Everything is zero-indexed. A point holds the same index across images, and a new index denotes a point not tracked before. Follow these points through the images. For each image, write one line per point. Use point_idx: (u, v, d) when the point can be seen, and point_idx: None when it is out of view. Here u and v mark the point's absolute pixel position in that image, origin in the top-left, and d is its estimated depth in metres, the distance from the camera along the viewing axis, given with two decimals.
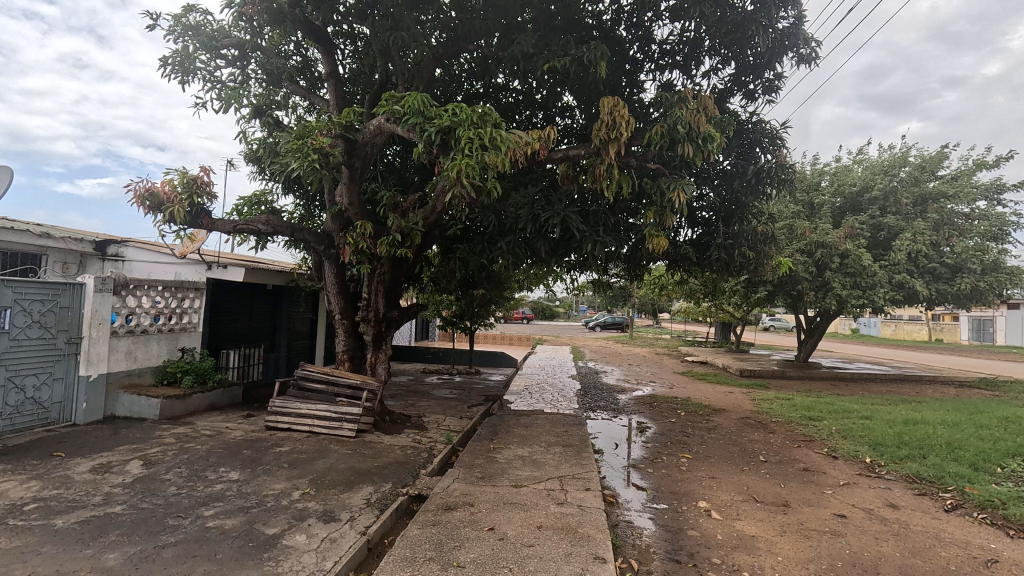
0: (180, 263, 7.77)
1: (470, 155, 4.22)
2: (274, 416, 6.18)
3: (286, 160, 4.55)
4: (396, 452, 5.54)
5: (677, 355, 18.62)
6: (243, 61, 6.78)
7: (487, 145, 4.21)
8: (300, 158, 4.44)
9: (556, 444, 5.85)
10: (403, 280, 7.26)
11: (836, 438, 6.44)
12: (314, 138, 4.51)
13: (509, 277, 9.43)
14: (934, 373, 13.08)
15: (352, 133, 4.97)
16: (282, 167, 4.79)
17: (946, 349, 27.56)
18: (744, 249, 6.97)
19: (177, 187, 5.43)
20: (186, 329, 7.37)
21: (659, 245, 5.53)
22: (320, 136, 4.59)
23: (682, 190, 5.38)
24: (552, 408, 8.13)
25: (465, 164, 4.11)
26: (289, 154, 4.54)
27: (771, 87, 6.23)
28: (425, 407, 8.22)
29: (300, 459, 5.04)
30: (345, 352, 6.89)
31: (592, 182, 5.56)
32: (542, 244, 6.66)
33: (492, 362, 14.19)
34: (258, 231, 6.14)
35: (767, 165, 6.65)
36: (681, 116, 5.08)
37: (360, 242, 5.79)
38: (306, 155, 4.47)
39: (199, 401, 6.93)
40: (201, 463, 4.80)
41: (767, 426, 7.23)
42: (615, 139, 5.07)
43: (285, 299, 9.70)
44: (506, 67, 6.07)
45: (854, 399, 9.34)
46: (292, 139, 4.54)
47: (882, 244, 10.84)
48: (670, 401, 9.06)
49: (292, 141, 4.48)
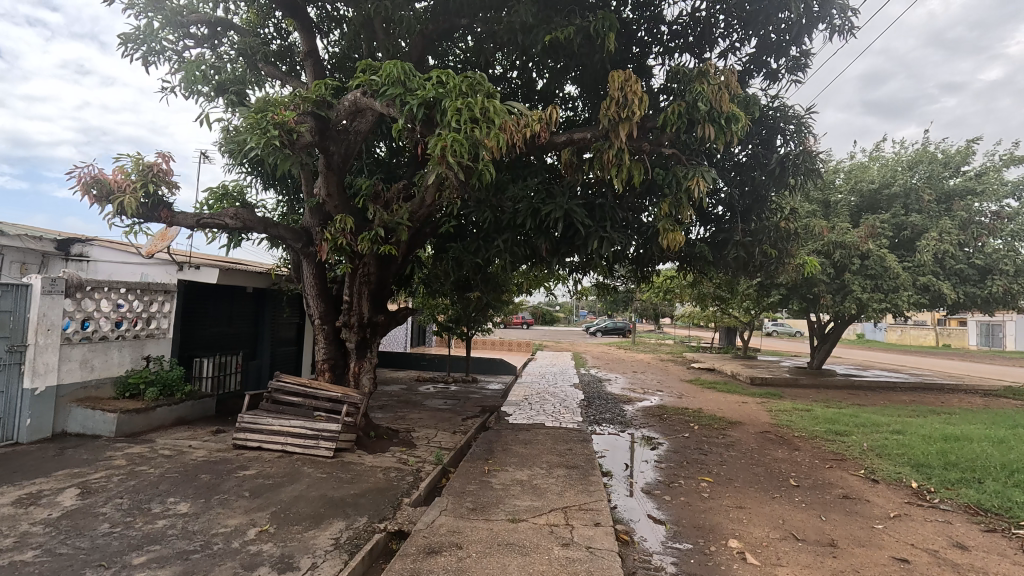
0: (149, 263, 7.14)
1: (459, 130, 3.61)
2: (243, 433, 5.52)
3: (244, 138, 3.97)
4: (377, 475, 4.88)
5: (682, 362, 17.93)
6: (214, 41, 6.17)
7: (478, 120, 3.60)
8: (260, 136, 3.88)
9: (559, 466, 5.19)
10: (391, 283, 6.61)
11: (871, 458, 5.77)
12: (276, 112, 3.94)
13: (507, 280, 8.82)
14: (955, 381, 12.40)
15: (324, 110, 4.43)
16: (241, 147, 4.18)
17: (956, 354, 26.88)
18: (765, 248, 6.33)
19: (130, 175, 4.83)
20: (153, 335, 6.73)
21: (675, 241, 4.91)
22: (284, 110, 4.01)
23: (701, 176, 4.75)
24: (553, 422, 7.48)
25: (452, 140, 3.50)
26: (251, 132, 3.96)
27: (798, 66, 5.61)
28: (415, 420, 7.56)
29: (265, 486, 4.38)
30: (326, 360, 6.25)
31: (600, 171, 4.96)
32: (542, 242, 6.04)
33: (489, 369, 13.51)
34: (225, 226, 5.49)
35: (793, 154, 6.01)
36: (702, 91, 4.48)
37: (339, 237, 5.15)
38: (266, 132, 3.90)
39: (164, 416, 6.27)
40: (149, 491, 4.14)
41: (792, 443, 6.54)
42: (626, 117, 4.45)
43: (268, 303, 9.10)
44: (502, 43, 5.46)
45: (880, 411, 8.67)
46: (252, 113, 3.95)
47: (903, 245, 10.22)
48: (681, 412, 8.40)
49: (252, 115, 3.90)
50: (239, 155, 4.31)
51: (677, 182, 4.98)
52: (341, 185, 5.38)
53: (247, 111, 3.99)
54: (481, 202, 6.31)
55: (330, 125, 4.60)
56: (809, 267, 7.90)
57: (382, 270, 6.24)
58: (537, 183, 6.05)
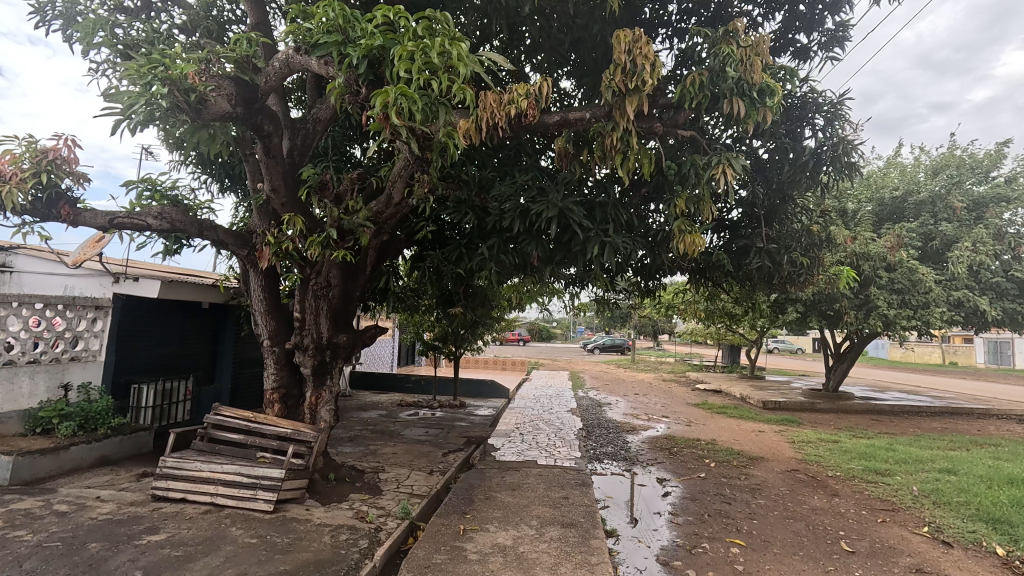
0: (77, 276, 6.15)
1: (412, 82, 2.79)
2: (164, 481, 4.48)
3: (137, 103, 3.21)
4: (323, 539, 3.86)
5: (685, 381, 16.98)
6: (150, 15, 5.25)
7: (435, 69, 2.79)
8: (137, 93, 3.11)
9: (552, 524, 4.19)
10: (357, 297, 5.67)
11: (929, 508, 4.77)
12: (175, 67, 3.17)
13: (496, 293, 7.91)
14: (985, 404, 11.47)
15: (246, 73, 3.68)
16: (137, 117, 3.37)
17: (966, 373, 26.03)
18: (794, 254, 5.41)
19: (22, 162, 3.93)
20: (79, 358, 5.74)
21: (696, 246, 4.07)
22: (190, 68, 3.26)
23: (728, 163, 3.84)
24: (547, 458, 6.47)
25: (399, 95, 2.72)
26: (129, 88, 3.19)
27: (834, 40, 4.83)
28: (388, 457, 6.53)
29: (169, 561, 3.36)
30: (276, 390, 5.26)
31: (601, 160, 4.13)
32: (533, 248, 5.15)
33: (479, 392, 12.48)
34: (147, 228, 4.52)
35: (827, 143, 5.07)
36: (730, 54, 3.59)
37: (284, 241, 4.23)
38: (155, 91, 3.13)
39: (81, 456, 5.25)
40: (7, 572, 3.13)
41: (829, 488, 5.54)
42: (634, 88, 3.60)
43: (229, 322, 8.17)
44: (485, 8, 4.55)
45: (916, 442, 7.72)
46: (138, 65, 3.19)
47: (931, 255, 9.38)
48: (692, 444, 7.42)
49: (130, 66, 3.16)
50: (127, 128, 3.45)
51: (693, 174, 4.14)
52: (287, 178, 4.49)
53: (132, 63, 3.23)
54: (462, 204, 5.43)
55: (257, 95, 3.84)
56: (843, 278, 6.98)
57: (345, 282, 5.30)
58: (526, 177, 5.16)
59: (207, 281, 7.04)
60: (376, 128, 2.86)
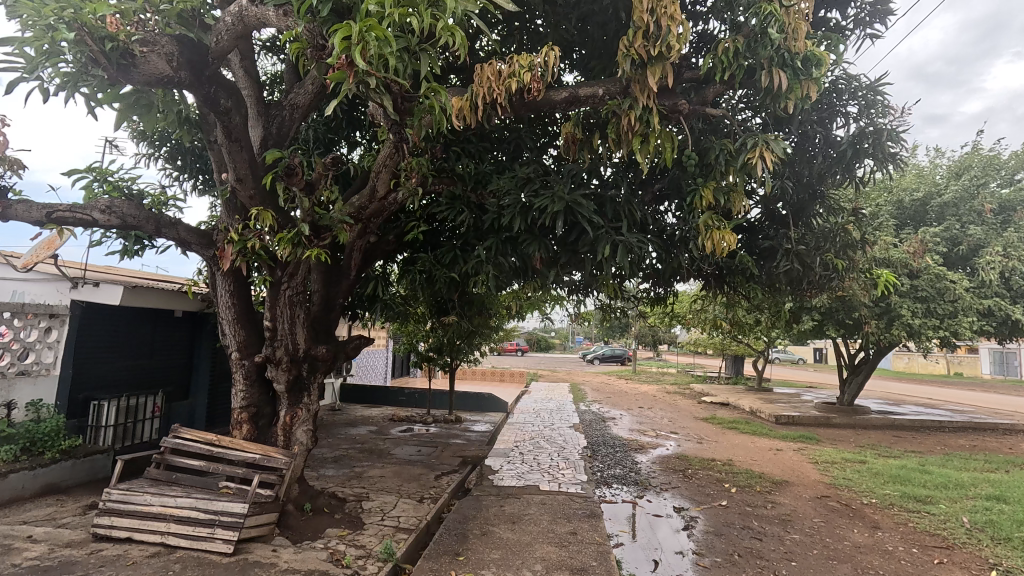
0: (27, 281, 5.56)
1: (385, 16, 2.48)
2: (107, 518, 3.84)
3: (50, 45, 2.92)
4: None
5: (690, 394, 16.38)
6: None
7: (414, 4, 2.47)
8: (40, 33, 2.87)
9: (560, 569, 3.58)
10: (340, 304, 5.12)
11: (990, 546, 4.18)
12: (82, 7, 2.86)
13: (494, 300, 7.34)
14: (1010, 419, 10.86)
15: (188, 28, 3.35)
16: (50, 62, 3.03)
17: (975, 383, 25.47)
18: (827, 255, 4.83)
19: None
20: (28, 373, 5.12)
21: (727, 244, 3.51)
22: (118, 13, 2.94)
23: (766, 146, 3.29)
24: (550, 482, 5.86)
25: (368, 34, 2.41)
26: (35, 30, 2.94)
27: (874, 15, 4.33)
28: (374, 481, 5.92)
29: None
30: (245, 409, 4.65)
31: (615, 145, 3.59)
32: (536, 250, 4.62)
33: (476, 406, 11.87)
34: (94, 224, 3.95)
35: (868, 128, 4.44)
36: (774, 13, 3.01)
37: (251, 238, 3.68)
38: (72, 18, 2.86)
39: (21, 485, 4.63)
40: None
41: (867, 518, 4.93)
42: (656, 55, 3.07)
43: (206, 332, 7.60)
44: None
45: (950, 463, 7.12)
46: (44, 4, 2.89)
47: (955, 261, 8.89)
48: (707, 464, 6.83)
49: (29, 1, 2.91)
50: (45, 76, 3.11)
51: (722, 160, 3.61)
52: (255, 167, 3.93)
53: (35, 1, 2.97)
54: (457, 201, 4.91)
55: (206, 58, 3.48)
56: (880, 283, 6.44)
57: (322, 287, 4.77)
58: (528, 169, 4.62)
59: (179, 286, 6.44)
60: (337, 75, 2.50)
